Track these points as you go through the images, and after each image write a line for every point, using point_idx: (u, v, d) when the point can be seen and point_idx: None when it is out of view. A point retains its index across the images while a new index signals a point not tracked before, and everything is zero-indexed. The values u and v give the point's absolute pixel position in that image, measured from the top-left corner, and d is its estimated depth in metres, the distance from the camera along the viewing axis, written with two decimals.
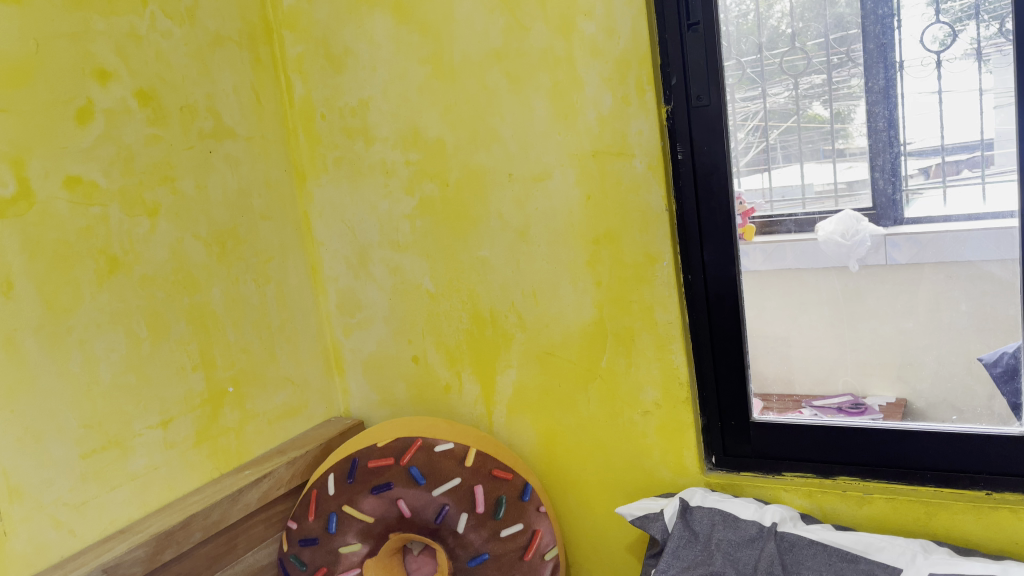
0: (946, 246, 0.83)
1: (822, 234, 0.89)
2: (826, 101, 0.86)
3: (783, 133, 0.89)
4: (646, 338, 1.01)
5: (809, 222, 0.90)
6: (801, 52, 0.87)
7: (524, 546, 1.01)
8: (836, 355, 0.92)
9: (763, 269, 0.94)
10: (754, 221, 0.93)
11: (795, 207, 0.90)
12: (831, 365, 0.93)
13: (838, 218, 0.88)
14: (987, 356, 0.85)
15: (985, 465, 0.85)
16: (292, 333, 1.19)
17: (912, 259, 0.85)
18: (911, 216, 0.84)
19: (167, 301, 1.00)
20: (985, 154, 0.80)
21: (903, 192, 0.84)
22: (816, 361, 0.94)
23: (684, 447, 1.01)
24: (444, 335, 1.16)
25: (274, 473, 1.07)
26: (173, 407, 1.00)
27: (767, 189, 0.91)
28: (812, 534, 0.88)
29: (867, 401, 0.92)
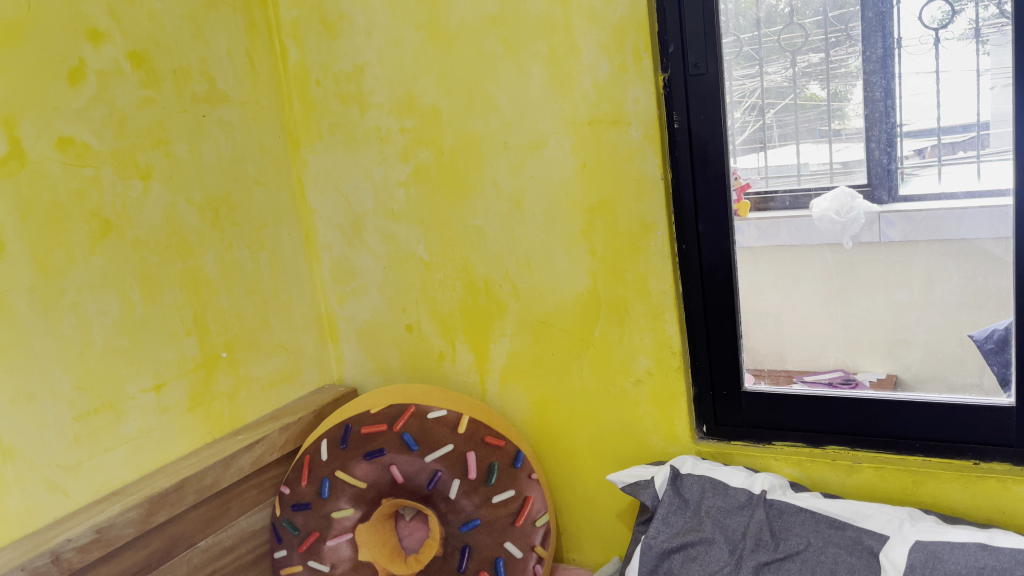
0: (940, 222, 0.83)
1: (817, 211, 0.89)
2: (823, 81, 0.86)
3: (780, 112, 0.89)
4: (639, 307, 1.01)
5: (803, 199, 0.90)
6: (799, 30, 0.86)
7: (515, 512, 1.02)
8: (828, 330, 0.93)
9: (757, 246, 0.94)
10: (748, 197, 0.93)
11: (790, 182, 0.90)
12: (823, 340, 0.93)
13: (833, 194, 0.88)
14: (978, 333, 0.85)
15: (973, 435, 0.86)
16: (286, 300, 1.19)
17: (906, 237, 0.85)
18: (905, 193, 0.83)
19: (160, 265, 1.00)
20: (981, 134, 0.80)
21: (898, 167, 0.84)
22: (808, 335, 0.94)
23: (675, 416, 1.02)
24: (438, 304, 1.16)
25: (268, 438, 1.08)
26: (167, 371, 1.00)
27: (763, 167, 0.91)
28: (801, 501, 0.89)
29: (858, 376, 0.92)
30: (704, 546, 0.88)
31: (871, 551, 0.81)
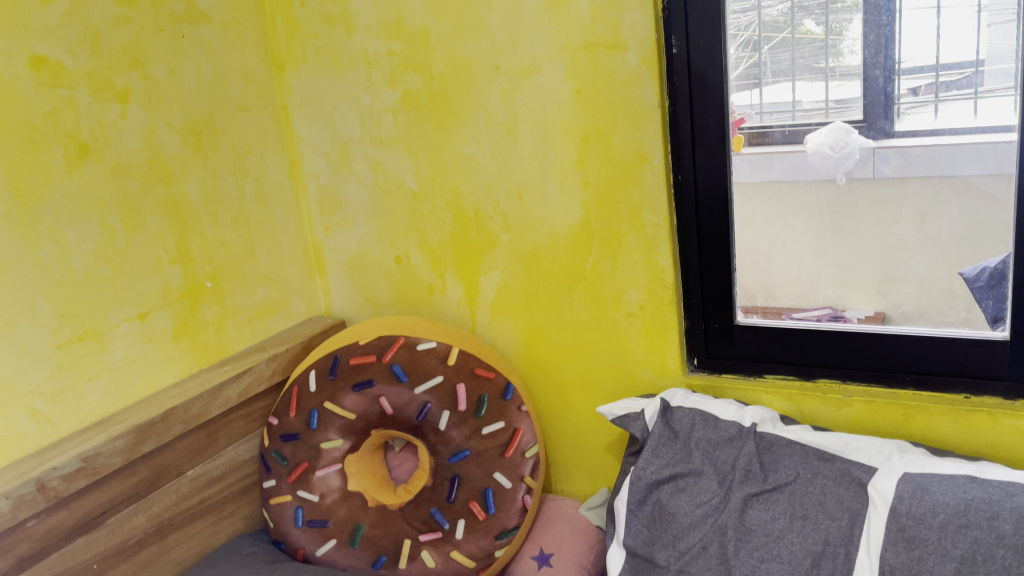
0: (936, 158, 0.81)
1: (811, 146, 0.88)
2: (819, 16, 0.84)
3: (775, 48, 0.87)
4: (632, 240, 0.99)
5: (797, 135, 0.88)
6: None
7: (505, 444, 1.02)
8: (817, 267, 0.92)
9: (749, 182, 0.92)
10: (743, 132, 0.91)
11: (785, 118, 0.88)
12: (813, 277, 0.93)
13: (828, 129, 0.86)
14: (968, 272, 0.84)
15: (965, 369, 0.86)
16: (272, 230, 1.17)
17: (900, 173, 0.83)
18: (902, 129, 0.82)
19: (141, 191, 0.97)
20: (977, 71, 0.78)
21: (894, 105, 0.82)
22: (797, 272, 0.94)
23: (666, 349, 1.01)
24: (427, 235, 1.14)
25: (255, 369, 1.07)
26: (150, 300, 0.98)
27: (758, 103, 0.89)
28: (791, 434, 0.89)
29: (846, 314, 0.92)
30: (693, 477, 0.89)
31: (859, 483, 0.81)
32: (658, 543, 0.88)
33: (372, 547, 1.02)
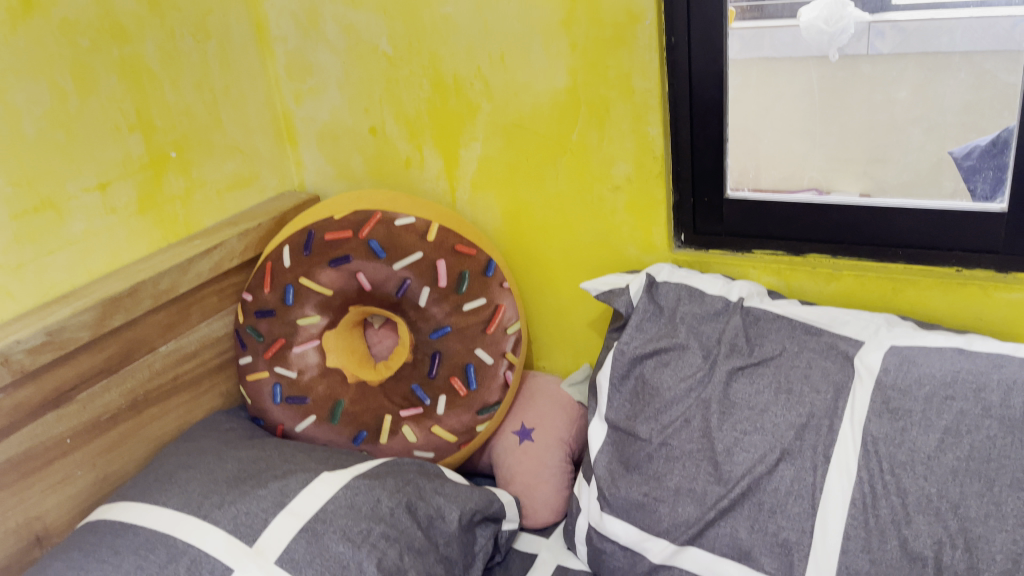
0: (933, 35, 0.78)
1: (805, 20, 0.84)
2: None
3: None
4: (621, 108, 0.94)
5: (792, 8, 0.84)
6: None
7: (486, 321, 1.00)
8: (804, 148, 0.90)
9: (738, 59, 0.89)
10: (736, 6, 0.86)
11: None
12: (798, 160, 0.91)
13: (824, 2, 0.82)
14: (958, 151, 0.82)
15: (959, 242, 0.83)
16: (238, 98, 1.10)
17: (896, 49, 0.81)
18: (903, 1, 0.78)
19: (93, 51, 0.90)
20: None
21: None
22: (782, 155, 0.92)
23: (653, 224, 0.98)
24: (403, 104, 1.08)
25: (226, 244, 1.03)
26: (111, 170, 0.93)
27: None
28: (778, 309, 0.87)
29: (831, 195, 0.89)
30: (677, 351, 0.87)
31: (845, 356, 0.80)
32: (640, 417, 0.87)
33: (353, 423, 1.01)
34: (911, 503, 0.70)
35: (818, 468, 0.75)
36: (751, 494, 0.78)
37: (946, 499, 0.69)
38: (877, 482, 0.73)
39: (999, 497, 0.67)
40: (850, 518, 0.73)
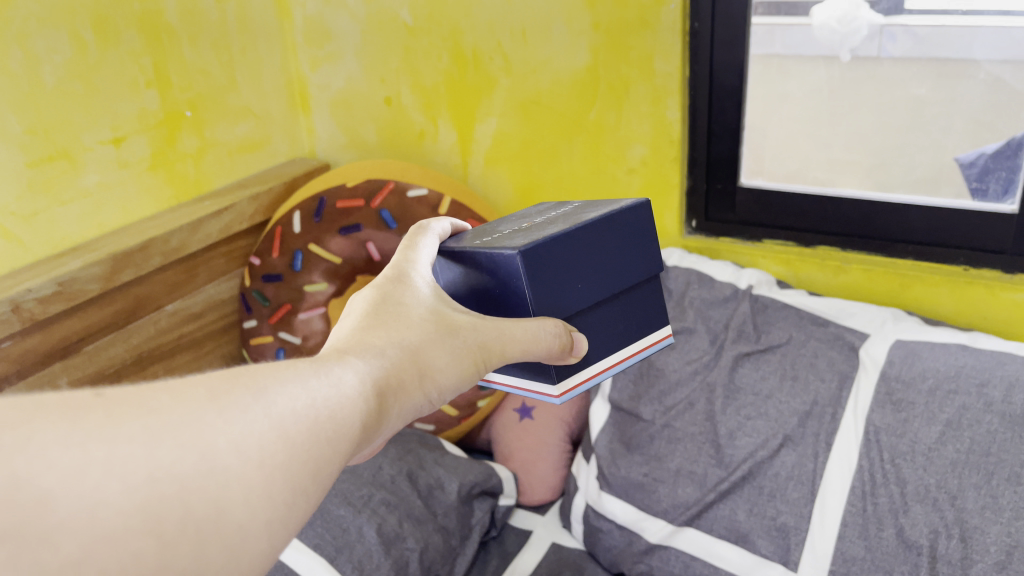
0: (941, 40, 0.79)
1: (817, 21, 0.84)
2: None
3: None
4: (640, 90, 0.94)
5: (803, 7, 0.84)
6: None
7: None
8: (809, 149, 0.91)
9: (781, 52, 0.88)
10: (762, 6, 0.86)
11: None
12: (803, 160, 0.92)
13: (836, 4, 0.82)
14: (964, 157, 0.82)
15: (969, 242, 0.83)
16: (254, 60, 1.10)
17: (905, 54, 0.81)
18: (914, 7, 0.78)
19: (115, 4, 0.91)
20: None
21: None
22: (789, 153, 0.92)
23: (666, 208, 0.99)
24: (422, 75, 1.09)
25: (237, 206, 1.03)
26: (126, 124, 0.94)
27: None
28: (786, 298, 0.88)
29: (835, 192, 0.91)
30: (684, 334, 0.89)
31: (851, 347, 0.81)
32: (643, 398, 0.88)
33: None
34: (910, 492, 0.71)
35: (820, 455, 0.77)
36: (752, 478, 0.79)
37: (944, 490, 0.69)
38: (877, 471, 0.73)
39: (996, 490, 0.67)
40: (849, 504, 0.73)
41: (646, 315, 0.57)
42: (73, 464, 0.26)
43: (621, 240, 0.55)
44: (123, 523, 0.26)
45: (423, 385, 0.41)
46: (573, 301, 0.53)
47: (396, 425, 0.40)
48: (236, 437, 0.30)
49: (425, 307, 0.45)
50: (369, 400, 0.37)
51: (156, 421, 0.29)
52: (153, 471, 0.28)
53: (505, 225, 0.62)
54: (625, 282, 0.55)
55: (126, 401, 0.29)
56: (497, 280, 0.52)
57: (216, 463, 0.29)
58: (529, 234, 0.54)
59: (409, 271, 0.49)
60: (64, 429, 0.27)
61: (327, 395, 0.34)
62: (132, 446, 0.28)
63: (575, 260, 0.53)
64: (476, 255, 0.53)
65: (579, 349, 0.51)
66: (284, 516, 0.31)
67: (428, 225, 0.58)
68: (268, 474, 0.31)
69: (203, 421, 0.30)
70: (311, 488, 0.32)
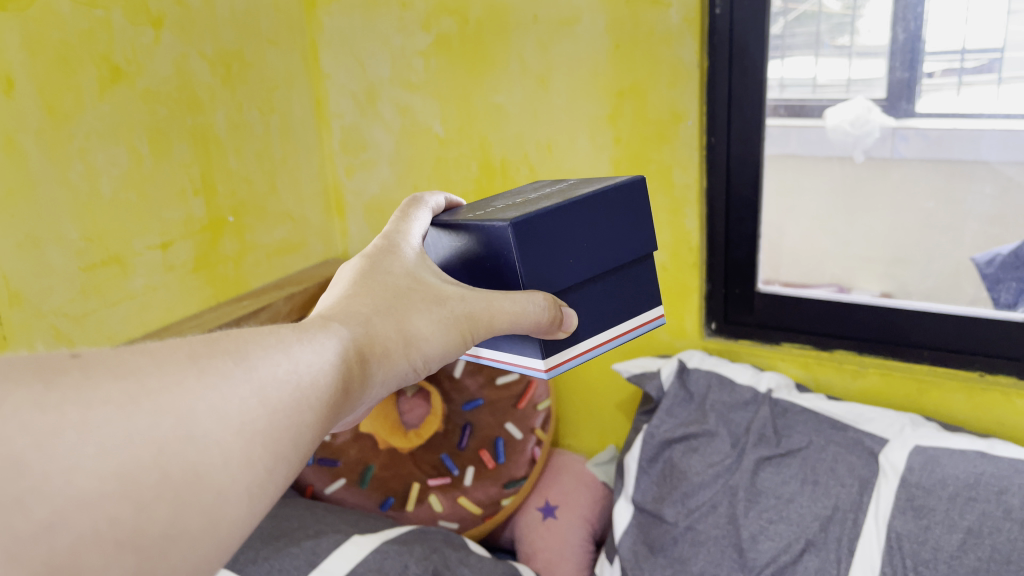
0: (953, 142, 0.83)
1: (832, 122, 0.89)
2: None
3: (795, 20, 0.87)
4: (660, 200, 0.99)
5: (818, 109, 0.89)
6: None
7: (518, 395, 1.07)
8: (829, 245, 0.95)
9: (797, 152, 0.92)
10: (776, 107, 0.91)
11: (806, 91, 0.89)
12: (821, 257, 0.95)
13: (850, 106, 0.88)
14: (980, 257, 0.86)
15: (984, 348, 0.86)
16: (294, 168, 1.18)
17: (919, 154, 0.86)
18: (922, 109, 0.84)
19: (169, 119, 0.98)
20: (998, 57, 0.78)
21: (918, 84, 0.84)
22: (808, 253, 0.96)
23: (685, 311, 1.03)
24: (451, 183, 1.15)
25: (274, 305, 1.07)
26: (173, 229, 1.00)
27: (780, 75, 0.89)
28: (805, 401, 0.90)
29: (852, 292, 0.93)
30: (706, 438, 0.90)
31: (871, 452, 0.82)
32: (667, 500, 0.89)
33: (381, 488, 1.00)
34: None
35: (843, 560, 0.77)
36: None
37: None
38: None
39: None
40: None
41: (639, 291, 0.57)
42: (46, 427, 0.25)
43: (613, 215, 0.55)
44: (99, 489, 0.25)
45: (408, 354, 0.41)
46: (563, 276, 0.53)
47: (379, 393, 0.40)
48: (217, 400, 0.29)
49: (415, 278, 0.46)
50: (354, 360, 0.37)
51: (135, 385, 0.28)
52: (131, 433, 0.26)
53: (499, 200, 0.63)
54: (617, 258, 0.56)
55: (106, 361, 0.28)
56: (485, 252, 0.52)
57: (197, 429, 0.28)
58: (522, 207, 0.54)
59: (399, 242, 0.50)
60: (35, 391, 0.26)
61: (309, 351, 0.34)
62: (109, 409, 0.26)
63: (567, 232, 0.53)
64: (467, 227, 0.53)
65: (569, 324, 0.51)
66: (263, 484, 0.30)
67: (420, 198, 0.59)
68: (248, 440, 0.29)
69: (182, 388, 0.28)
70: (291, 456, 0.32)
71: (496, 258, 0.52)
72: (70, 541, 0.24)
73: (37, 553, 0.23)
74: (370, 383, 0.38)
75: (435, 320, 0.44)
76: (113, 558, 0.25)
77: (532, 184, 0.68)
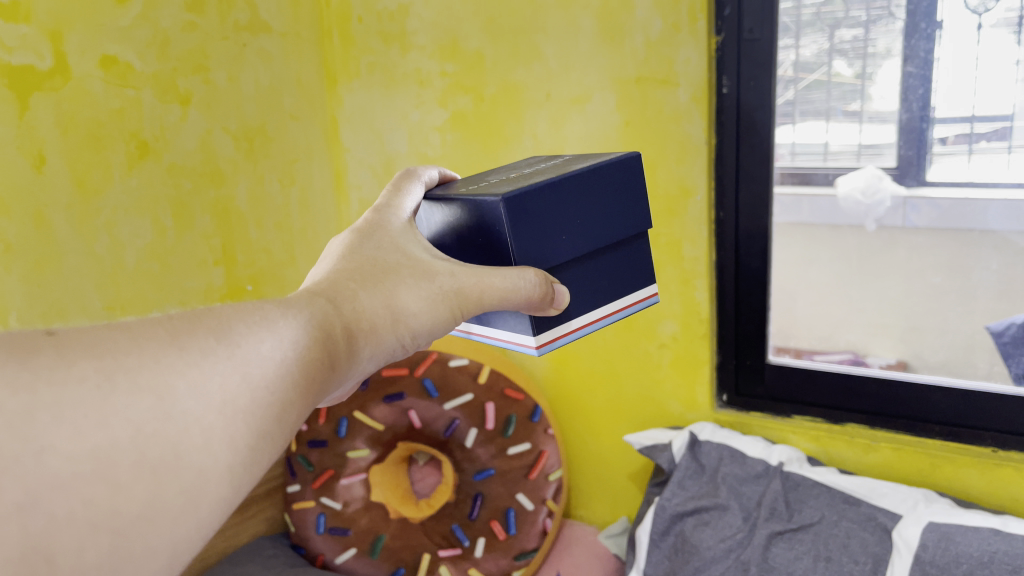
0: (963, 210, 0.86)
1: (843, 190, 0.92)
2: (855, 60, 0.88)
3: (807, 88, 0.90)
4: (669, 272, 1.01)
5: (829, 178, 0.92)
6: (841, 4, 0.87)
7: (529, 466, 1.03)
8: (841, 312, 0.97)
9: (811, 220, 0.94)
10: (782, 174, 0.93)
11: (816, 160, 0.92)
12: (836, 322, 0.97)
13: (861, 175, 0.91)
14: (994, 326, 0.88)
15: (995, 423, 0.86)
16: (313, 237, 1.21)
17: (930, 224, 0.89)
18: (932, 178, 0.87)
19: (193, 192, 1.01)
20: (1005, 126, 0.82)
21: (926, 155, 0.87)
22: (823, 317, 0.98)
23: (697, 383, 1.03)
24: None
25: None
26: (193, 298, 1.02)
27: (792, 142, 0.92)
28: (817, 475, 0.90)
29: (867, 359, 0.95)
30: (718, 511, 0.89)
31: (884, 528, 0.82)
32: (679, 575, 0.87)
33: (391, 559, 1.01)
34: None
35: None
36: None
37: None
38: None
39: None
40: None
41: (632, 270, 0.56)
42: (20, 409, 0.25)
43: (608, 192, 0.54)
44: (73, 471, 0.26)
45: (397, 330, 0.41)
46: (555, 254, 0.52)
47: (368, 367, 0.40)
48: (196, 381, 0.29)
49: (404, 254, 0.45)
50: (333, 342, 0.36)
51: (110, 363, 0.28)
52: (107, 416, 0.27)
53: (495, 174, 0.62)
54: (612, 236, 0.54)
55: (82, 340, 0.28)
56: (478, 225, 0.51)
57: (176, 409, 0.28)
58: (515, 182, 0.53)
59: (388, 219, 0.49)
60: (11, 370, 0.26)
61: (295, 327, 0.34)
62: (85, 388, 0.27)
63: (558, 209, 0.52)
64: (457, 200, 0.52)
65: (560, 301, 0.50)
66: (245, 463, 0.30)
67: (410, 171, 0.57)
68: (227, 418, 0.30)
69: (162, 366, 0.29)
70: (275, 433, 0.32)
71: (488, 234, 0.50)
72: (43, 523, 0.25)
73: (11, 531, 0.24)
74: (357, 359, 0.38)
75: (425, 299, 0.43)
76: (88, 537, 0.25)
77: (529, 157, 0.67)
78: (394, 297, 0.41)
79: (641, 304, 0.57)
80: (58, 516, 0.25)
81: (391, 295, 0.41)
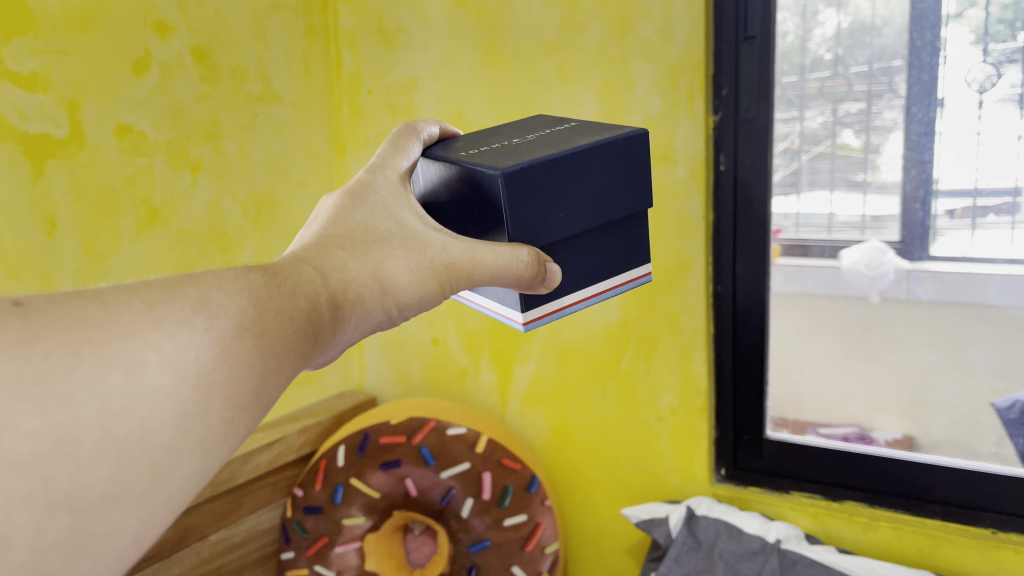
0: (966, 285, 0.88)
1: (845, 262, 0.94)
2: (859, 130, 0.90)
3: (814, 158, 0.92)
4: (668, 343, 1.01)
5: (833, 249, 0.94)
6: (844, 79, 0.89)
7: (525, 537, 1.01)
8: (846, 382, 0.97)
9: (817, 292, 0.96)
10: (780, 242, 0.95)
11: (819, 233, 0.94)
12: (842, 394, 0.97)
13: (865, 248, 0.93)
14: (1000, 402, 0.88)
15: (995, 504, 0.85)
16: None
17: (934, 296, 0.91)
18: (936, 254, 0.89)
19: (200, 256, 1.03)
20: (1014, 200, 0.83)
21: (930, 227, 0.88)
22: (826, 391, 0.98)
23: (695, 456, 1.02)
24: (466, 321, 1.19)
25: (285, 438, 1.10)
26: None
27: (794, 213, 0.94)
28: (815, 554, 0.88)
29: (873, 434, 0.95)
30: None
31: None
32: None
33: None
34: None
35: None
36: None
37: None
38: None
39: None
40: None
41: (627, 248, 0.57)
42: None
43: (609, 166, 0.55)
44: (33, 449, 0.25)
45: (386, 299, 0.42)
46: (552, 231, 0.53)
47: (357, 334, 0.41)
48: (168, 354, 0.29)
49: (397, 222, 0.46)
50: (323, 308, 0.37)
51: (77, 338, 0.27)
52: (72, 394, 0.26)
53: (499, 134, 0.63)
54: (610, 213, 0.55)
55: (50, 310, 0.28)
56: (474, 195, 0.52)
57: (147, 385, 0.28)
58: (515, 152, 0.54)
59: (380, 183, 0.50)
60: None
61: (281, 293, 0.35)
62: (51, 364, 0.26)
63: (558, 184, 0.52)
64: (457, 166, 0.53)
65: (551, 280, 0.51)
66: (221, 435, 0.30)
67: (408, 128, 0.59)
68: (204, 392, 0.30)
69: (133, 340, 0.28)
70: (255, 407, 0.32)
71: (484, 204, 0.52)
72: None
73: None
74: (345, 325, 0.39)
75: (413, 269, 0.44)
76: (48, 516, 0.25)
77: (535, 116, 0.67)
78: (382, 267, 0.42)
79: (636, 282, 0.58)
80: (18, 496, 0.25)
81: (380, 264, 0.42)
